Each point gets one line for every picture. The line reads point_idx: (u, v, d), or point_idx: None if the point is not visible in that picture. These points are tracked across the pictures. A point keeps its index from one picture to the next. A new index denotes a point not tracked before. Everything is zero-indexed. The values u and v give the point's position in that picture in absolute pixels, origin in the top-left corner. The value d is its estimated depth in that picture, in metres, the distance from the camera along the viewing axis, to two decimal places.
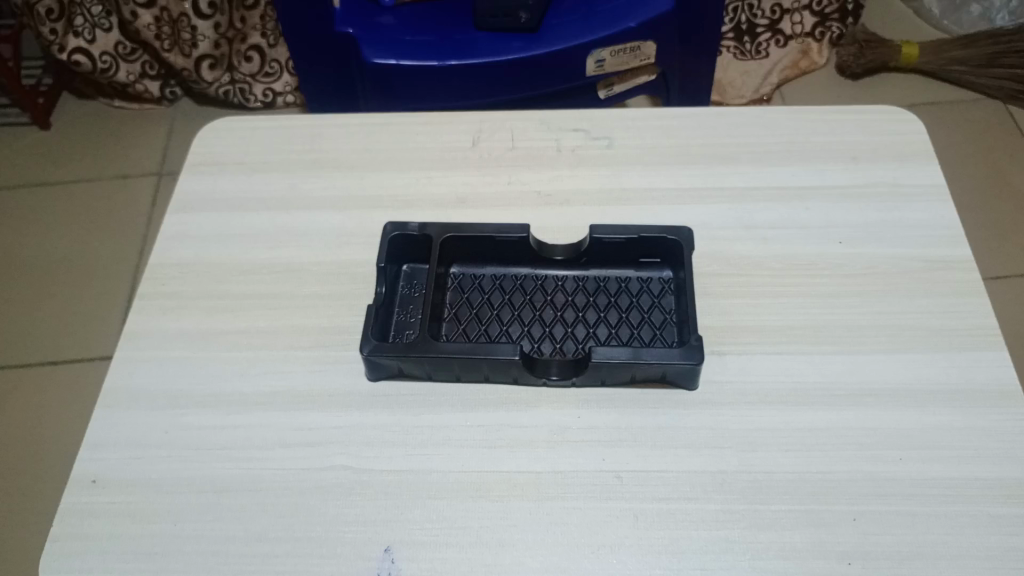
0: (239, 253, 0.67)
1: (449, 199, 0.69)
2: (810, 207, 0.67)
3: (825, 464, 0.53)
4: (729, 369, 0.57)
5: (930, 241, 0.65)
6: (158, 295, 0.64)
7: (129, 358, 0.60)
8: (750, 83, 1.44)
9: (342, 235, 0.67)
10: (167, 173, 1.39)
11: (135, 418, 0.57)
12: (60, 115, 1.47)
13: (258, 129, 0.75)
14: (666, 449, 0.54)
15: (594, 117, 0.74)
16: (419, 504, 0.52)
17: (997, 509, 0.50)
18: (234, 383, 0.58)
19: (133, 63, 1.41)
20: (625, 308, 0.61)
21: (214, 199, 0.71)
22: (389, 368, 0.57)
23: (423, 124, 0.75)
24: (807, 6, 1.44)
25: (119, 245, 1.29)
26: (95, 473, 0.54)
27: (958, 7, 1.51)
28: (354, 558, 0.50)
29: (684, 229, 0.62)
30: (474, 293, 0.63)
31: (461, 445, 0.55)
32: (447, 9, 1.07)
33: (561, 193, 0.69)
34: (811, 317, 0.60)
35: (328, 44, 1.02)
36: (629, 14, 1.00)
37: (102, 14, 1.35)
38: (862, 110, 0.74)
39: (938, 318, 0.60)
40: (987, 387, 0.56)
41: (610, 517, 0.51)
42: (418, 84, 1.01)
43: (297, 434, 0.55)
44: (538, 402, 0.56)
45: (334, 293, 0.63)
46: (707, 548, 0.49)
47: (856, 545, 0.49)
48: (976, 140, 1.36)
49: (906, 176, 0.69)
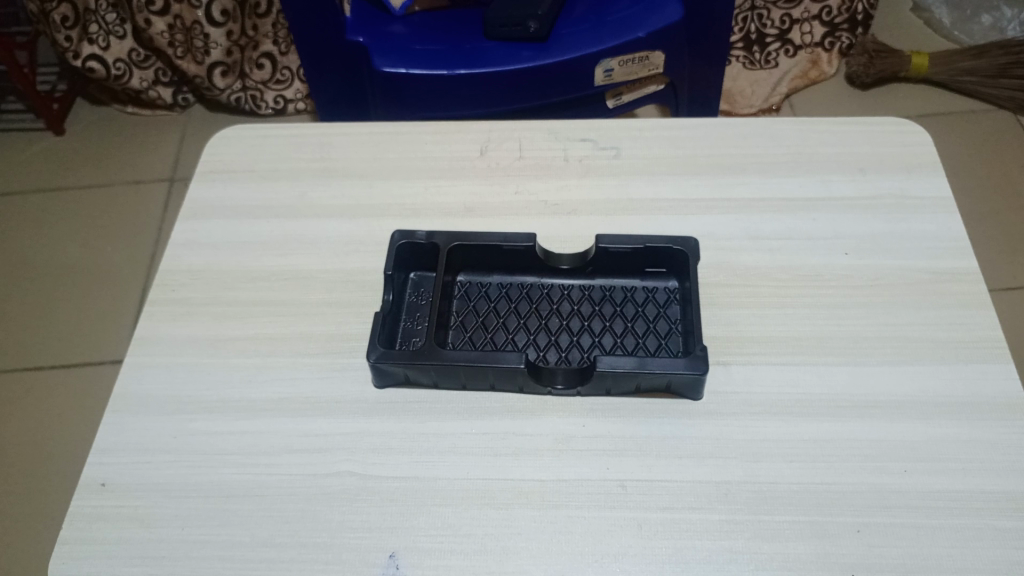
0: (248, 261, 0.67)
1: (456, 208, 0.69)
2: (816, 218, 0.67)
3: (829, 475, 0.53)
4: (734, 380, 0.58)
5: (937, 253, 0.65)
6: (168, 301, 0.65)
7: (139, 363, 0.61)
8: (759, 92, 1.44)
9: (350, 243, 0.68)
10: (179, 178, 1.40)
11: (144, 422, 0.58)
12: (74, 121, 1.49)
13: (269, 137, 0.76)
14: (670, 459, 0.54)
15: (601, 127, 0.75)
16: (425, 511, 0.52)
17: (1003, 523, 0.50)
18: (242, 389, 0.59)
19: (146, 70, 1.43)
20: (631, 317, 0.62)
21: (224, 206, 0.71)
22: (395, 375, 0.57)
23: (430, 133, 0.75)
24: (817, 16, 1.43)
25: (131, 251, 1.31)
26: (103, 477, 0.55)
27: (968, 18, 1.52)
28: (358, 564, 0.50)
29: (690, 240, 0.62)
30: (481, 301, 0.64)
31: (466, 452, 0.55)
32: (456, 18, 1.08)
33: (568, 202, 0.69)
34: (816, 327, 0.60)
35: (339, 53, 1.03)
36: (638, 24, 1.01)
37: (116, 22, 1.37)
38: (869, 121, 0.74)
39: (943, 330, 0.60)
40: (993, 400, 0.56)
41: (613, 526, 0.51)
42: (426, 92, 1.02)
43: (303, 440, 0.56)
44: (543, 411, 0.57)
45: (342, 300, 0.64)
46: (710, 558, 0.50)
47: (860, 556, 0.49)
48: (987, 151, 1.35)
49: (912, 188, 0.69)
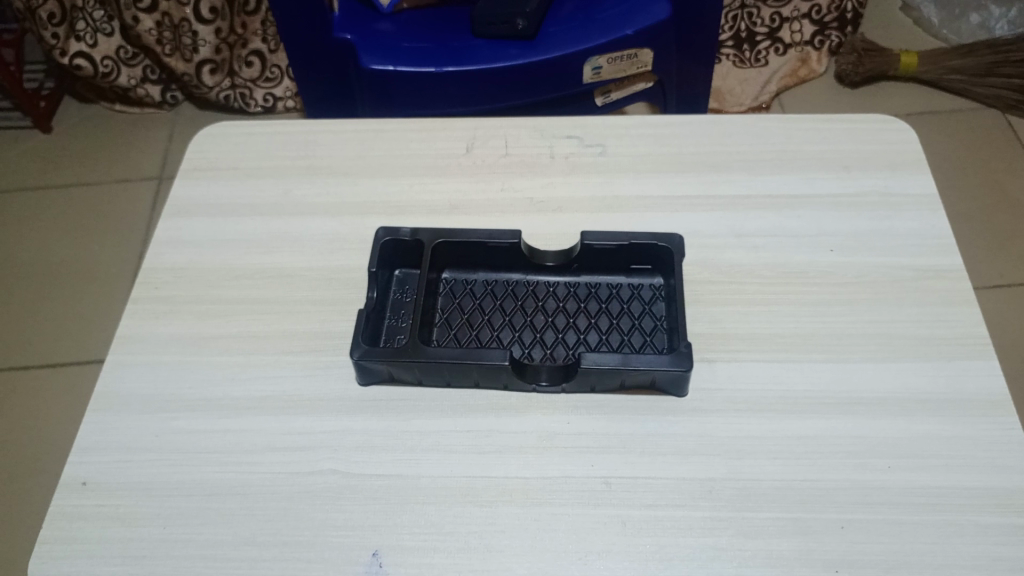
0: (232, 259, 0.67)
1: (442, 205, 0.69)
2: (802, 215, 0.67)
3: (812, 471, 0.53)
4: (719, 377, 0.57)
5: (922, 250, 0.65)
6: (152, 299, 0.64)
7: (121, 362, 0.60)
8: (749, 91, 1.44)
9: (335, 241, 0.67)
10: (167, 177, 1.39)
11: (126, 421, 0.57)
12: (60, 119, 1.48)
13: (254, 135, 0.76)
14: (655, 456, 0.54)
15: (588, 124, 0.75)
16: (408, 508, 0.52)
17: (985, 518, 0.50)
18: (225, 387, 0.59)
19: (134, 68, 1.42)
20: (616, 314, 0.62)
21: (208, 204, 0.71)
22: (379, 372, 0.57)
23: (417, 131, 0.75)
24: (806, 15, 1.44)
25: (117, 250, 1.30)
26: (84, 476, 0.55)
27: (957, 18, 1.52)
28: (341, 562, 0.50)
29: (675, 236, 0.62)
30: (466, 298, 0.63)
31: (451, 450, 0.55)
32: (445, 15, 1.07)
33: (554, 200, 0.69)
34: (802, 325, 0.60)
35: (327, 51, 1.03)
36: (627, 22, 1.01)
37: (103, 19, 1.36)
38: (856, 119, 0.74)
39: (927, 327, 0.60)
40: (976, 397, 0.56)
41: (597, 523, 0.51)
42: (414, 90, 1.02)
43: (286, 439, 0.56)
44: (527, 408, 0.57)
45: (326, 298, 0.64)
46: (694, 554, 0.50)
47: (843, 553, 0.49)
48: (974, 150, 1.36)
49: (897, 185, 0.69)
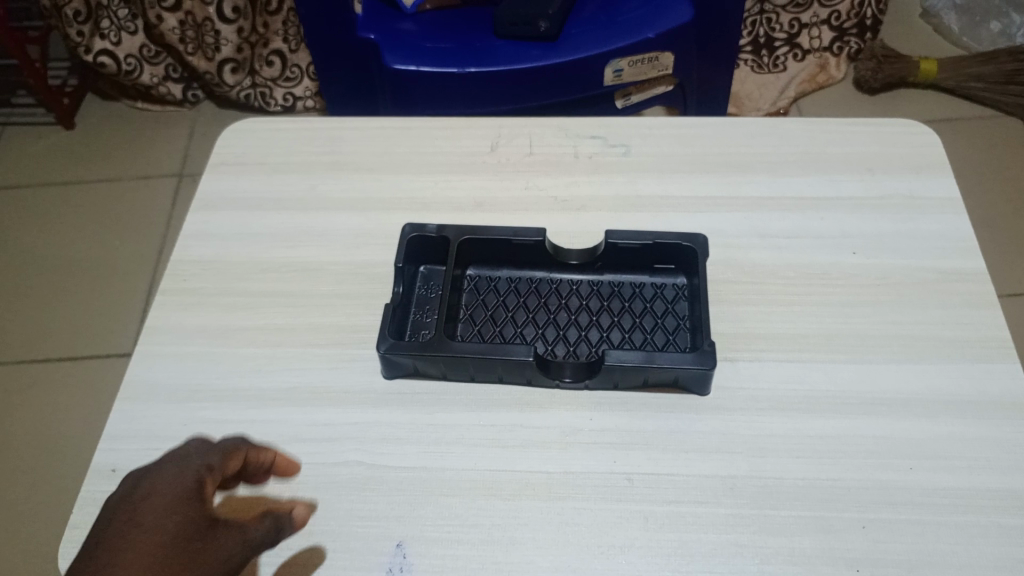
0: (259, 253, 0.68)
1: (467, 202, 0.70)
2: (825, 217, 0.67)
3: (834, 470, 0.53)
4: (741, 376, 0.58)
5: (945, 253, 0.65)
6: (180, 290, 0.65)
7: (150, 352, 0.61)
8: (766, 96, 1.45)
9: (360, 237, 0.68)
10: (188, 174, 1.41)
11: (154, 410, 0.58)
12: (84, 115, 1.50)
13: (280, 131, 0.77)
14: (677, 453, 0.54)
15: (611, 124, 0.75)
16: (433, 500, 0.53)
17: (1008, 520, 0.50)
18: (252, 378, 0.59)
19: (156, 66, 1.44)
20: (639, 313, 0.62)
21: (236, 199, 0.72)
22: (405, 366, 0.58)
23: (441, 129, 0.76)
24: (826, 21, 1.43)
25: (138, 246, 1.31)
26: (114, 463, 0.56)
27: (978, 24, 1.51)
28: (365, 551, 0.51)
29: (699, 236, 0.62)
30: (490, 295, 0.64)
31: (475, 444, 0.55)
32: (466, 16, 1.08)
33: (577, 198, 0.69)
34: (824, 325, 0.60)
35: (351, 50, 1.04)
36: (649, 24, 1.01)
37: (128, 17, 1.37)
38: (879, 122, 0.74)
39: (950, 329, 0.60)
40: (999, 399, 0.56)
41: (620, 518, 0.51)
42: (436, 90, 1.03)
43: (312, 430, 0.56)
44: (551, 403, 0.57)
45: (352, 292, 0.64)
46: (716, 550, 0.50)
47: (865, 552, 0.50)
48: (995, 157, 1.35)
49: (920, 188, 0.69)
